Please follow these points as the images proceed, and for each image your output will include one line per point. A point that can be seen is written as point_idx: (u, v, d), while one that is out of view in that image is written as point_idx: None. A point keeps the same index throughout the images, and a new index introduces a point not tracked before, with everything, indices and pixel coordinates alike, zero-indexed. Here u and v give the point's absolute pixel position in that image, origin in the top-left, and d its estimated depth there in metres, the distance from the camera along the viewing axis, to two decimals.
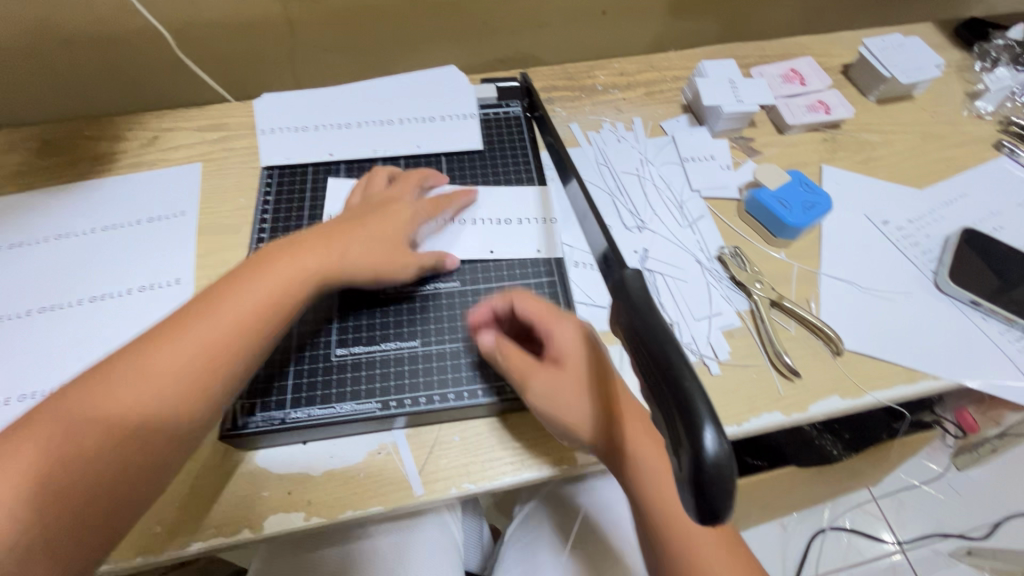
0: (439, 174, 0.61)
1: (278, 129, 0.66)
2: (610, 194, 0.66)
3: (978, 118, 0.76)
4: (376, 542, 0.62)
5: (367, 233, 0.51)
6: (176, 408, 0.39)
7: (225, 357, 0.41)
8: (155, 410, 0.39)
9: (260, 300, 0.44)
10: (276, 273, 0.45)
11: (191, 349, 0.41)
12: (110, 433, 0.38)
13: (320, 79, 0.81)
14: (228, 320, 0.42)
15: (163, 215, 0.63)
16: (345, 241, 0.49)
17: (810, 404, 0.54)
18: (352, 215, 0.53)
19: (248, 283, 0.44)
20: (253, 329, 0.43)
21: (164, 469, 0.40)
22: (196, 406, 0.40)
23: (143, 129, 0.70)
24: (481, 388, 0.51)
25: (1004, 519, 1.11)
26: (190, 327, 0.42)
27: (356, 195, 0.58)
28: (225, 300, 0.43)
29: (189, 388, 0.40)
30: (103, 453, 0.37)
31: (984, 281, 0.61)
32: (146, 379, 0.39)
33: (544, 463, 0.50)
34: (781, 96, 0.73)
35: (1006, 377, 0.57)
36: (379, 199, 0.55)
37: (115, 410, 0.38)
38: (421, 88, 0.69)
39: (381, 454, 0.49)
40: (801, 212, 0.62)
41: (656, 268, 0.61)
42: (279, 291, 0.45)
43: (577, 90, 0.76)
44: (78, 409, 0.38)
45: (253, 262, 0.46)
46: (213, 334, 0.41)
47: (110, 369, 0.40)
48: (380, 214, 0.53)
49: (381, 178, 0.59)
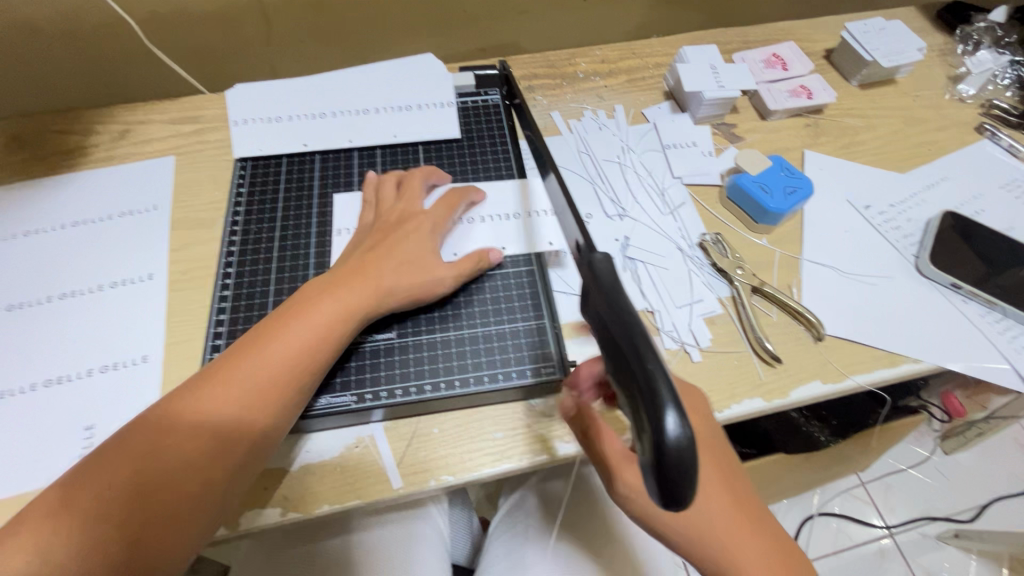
0: (441, 173, 0.60)
1: (251, 121, 0.64)
2: (591, 182, 0.66)
3: (960, 101, 0.76)
4: (360, 535, 0.62)
5: (397, 258, 0.51)
6: (236, 444, 0.41)
7: (279, 397, 0.43)
8: (212, 448, 0.41)
9: (306, 337, 0.45)
10: (323, 311, 0.46)
11: (248, 389, 0.42)
12: (170, 468, 0.39)
13: (297, 70, 0.80)
14: (276, 357, 0.44)
15: (135, 210, 0.61)
16: (376, 269, 0.50)
17: (791, 389, 0.53)
18: (378, 239, 0.53)
19: (296, 323, 0.46)
20: (303, 369, 0.44)
21: (216, 505, 0.41)
22: (254, 444, 0.42)
23: (115, 122, 0.68)
24: (457, 378, 0.50)
25: (991, 501, 1.12)
26: (245, 368, 0.43)
27: (367, 210, 0.57)
28: (273, 338, 0.45)
29: (248, 426, 0.42)
30: (163, 488, 0.39)
31: (965, 264, 0.61)
32: (203, 416, 0.41)
33: (523, 453, 0.49)
34: (762, 82, 0.72)
35: (987, 359, 0.57)
36: (398, 217, 0.55)
37: (176, 446, 0.40)
38: (398, 77, 0.68)
39: (359, 448, 0.49)
40: (782, 197, 0.61)
41: (637, 256, 0.60)
42: (326, 330, 0.46)
43: (558, 78, 0.75)
44: (147, 446, 0.40)
45: (301, 300, 0.48)
46: (267, 374, 0.43)
47: (176, 407, 0.42)
48: (406, 235, 0.53)
49: (390, 185, 0.58)
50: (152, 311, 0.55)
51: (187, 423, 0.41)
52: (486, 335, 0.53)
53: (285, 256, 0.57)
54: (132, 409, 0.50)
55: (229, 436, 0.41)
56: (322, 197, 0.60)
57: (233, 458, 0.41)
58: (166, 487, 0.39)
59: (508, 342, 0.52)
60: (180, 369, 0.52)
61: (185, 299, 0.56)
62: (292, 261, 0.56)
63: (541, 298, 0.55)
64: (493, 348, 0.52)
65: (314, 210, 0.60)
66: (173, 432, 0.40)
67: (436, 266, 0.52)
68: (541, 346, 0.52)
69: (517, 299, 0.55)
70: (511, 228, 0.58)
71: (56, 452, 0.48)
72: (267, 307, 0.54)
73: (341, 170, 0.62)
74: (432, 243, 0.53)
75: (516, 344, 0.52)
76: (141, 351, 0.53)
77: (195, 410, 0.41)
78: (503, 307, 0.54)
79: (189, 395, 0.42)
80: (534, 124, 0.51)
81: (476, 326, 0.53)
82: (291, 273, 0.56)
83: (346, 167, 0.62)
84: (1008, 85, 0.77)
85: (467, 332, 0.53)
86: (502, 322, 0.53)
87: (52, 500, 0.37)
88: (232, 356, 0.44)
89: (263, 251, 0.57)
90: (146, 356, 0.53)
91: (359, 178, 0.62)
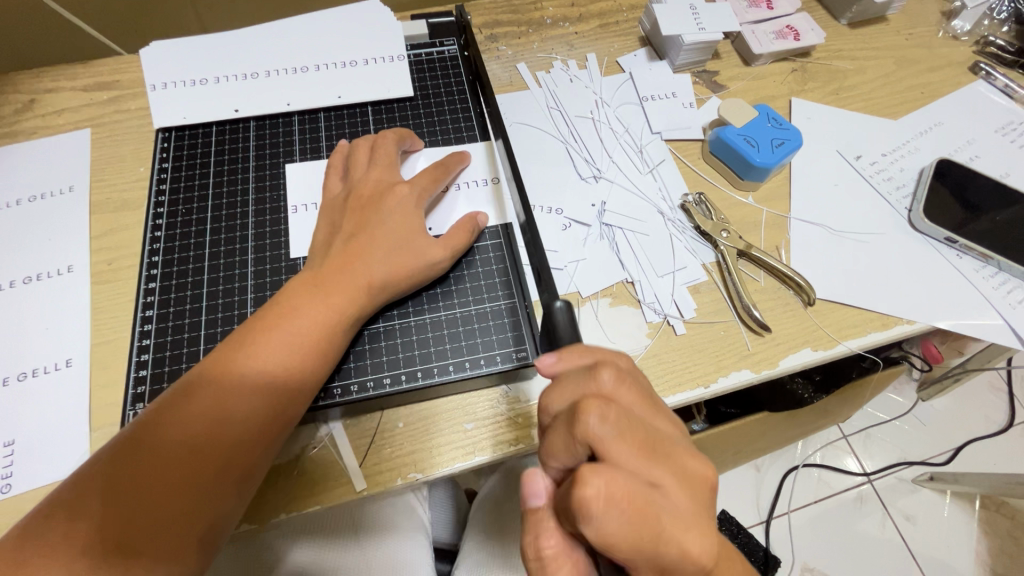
0: (416, 138, 0.54)
1: (174, 85, 0.56)
2: (562, 141, 0.60)
3: (953, 39, 0.71)
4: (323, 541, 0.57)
5: (383, 240, 0.45)
6: (247, 438, 0.38)
7: (290, 386, 0.40)
8: (215, 438, 0.37)
9: (307, 323, 0.41)
10: (326, 298, 0.42)
11: (257, 380, 0.39)
12: (170, 460, 0.36)
13: (227, 22, 0.70)
14: (277, 345, 0.40)
15: (48, 193, 0.54)
16: (362, 259, 0.44)
17: (780, 359, 0.50)
18: (356, 220, 0.46)
19: (302, 307, 0.42)
20: (309, 356, 0.41)
21: (229, 500, 0.38)
22: (268, 434, 0.39)
23: (17, 92, 0.59)
24: (420, 369, 0.46)
25: (965, 444, 1.14)
26: (250, 357, 0.40)
27: (333, 179, 0.51)
28: (273, 324, 0.41)
29: (259, 415, 0.39)
30: (163, 482, 0.36)
31: (958, 216, 0.57)
32: (206, 408, 0.38)
33: (495, 444, 0.45)
34: (746, 23, 0.66)
35: (979, 315, 0.54)
36: (372, 191, 0.48)
37: (178, 438, 0.37)
38: (341, 28, 0.59)
39: (317, 449, 0.45)
40: (769, 151, 0.56)
41: (615, 222, 0.56)
42: (327, 319, 0.42)
43: (524, 25, 0.67)
44: (149, 440, 0.37)
45: (299, 283, 0.43)
46: (270, 369, 0.40)
47: (180, 394, 0.38)
48: (387, 211, 0.46)
49: (362, 154, 0.51)
50: (74, 307, 0.49)
51: (187, 413, 0.38)
52: (450, 319, 0.48)
53: (220, 240, 0.51)
54: (57, 419, 0.45)
55: (238, 430, 0.38)
56: (259, 168, 0.54)
57: (238, 450, 0.38)
58: (171, 477, 0.36)
59: (474, 326, 0.48)
60: (109, 371, 0.46)
61: (111, 291, 0.50)
62: (228, 246, 0.51)
63: (511, 275, 0.50)
64: (459, 334, 0.48)
65: (251, 185, 0.53)
66: (176, 433, 0.37)
67: (426, 247, 0.46)
68: (512, 328, 0.48)
69: (484, 277, 0.50)
70: (474, 198, 0.52)
71: None
72: (202, 299, 0.48)
73: (279, 138, 0.56)
74: (417, 217, 0.47)
75: (484, 328, 0.48)
76: (63, 355, 0.47)
77: (198, 408, 0.38)
78: (468, 287, 0.49)
79: (191, 391, 0.39)
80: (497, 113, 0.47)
81: (440, 310, 0.48)
82: (229, 260, 0.50)
83: (284, 136, 0.56)
84: (1005, 19, 0.72)
85: (430, 318, 0.48)
86: (467, 304, 0.49)
87: (58, 500, 0.35)
88: (231, 348, 0.40)
89: (195, 234, 0.51)
90: (69, 359, 0.47)
91: (302, 147, 0.55)
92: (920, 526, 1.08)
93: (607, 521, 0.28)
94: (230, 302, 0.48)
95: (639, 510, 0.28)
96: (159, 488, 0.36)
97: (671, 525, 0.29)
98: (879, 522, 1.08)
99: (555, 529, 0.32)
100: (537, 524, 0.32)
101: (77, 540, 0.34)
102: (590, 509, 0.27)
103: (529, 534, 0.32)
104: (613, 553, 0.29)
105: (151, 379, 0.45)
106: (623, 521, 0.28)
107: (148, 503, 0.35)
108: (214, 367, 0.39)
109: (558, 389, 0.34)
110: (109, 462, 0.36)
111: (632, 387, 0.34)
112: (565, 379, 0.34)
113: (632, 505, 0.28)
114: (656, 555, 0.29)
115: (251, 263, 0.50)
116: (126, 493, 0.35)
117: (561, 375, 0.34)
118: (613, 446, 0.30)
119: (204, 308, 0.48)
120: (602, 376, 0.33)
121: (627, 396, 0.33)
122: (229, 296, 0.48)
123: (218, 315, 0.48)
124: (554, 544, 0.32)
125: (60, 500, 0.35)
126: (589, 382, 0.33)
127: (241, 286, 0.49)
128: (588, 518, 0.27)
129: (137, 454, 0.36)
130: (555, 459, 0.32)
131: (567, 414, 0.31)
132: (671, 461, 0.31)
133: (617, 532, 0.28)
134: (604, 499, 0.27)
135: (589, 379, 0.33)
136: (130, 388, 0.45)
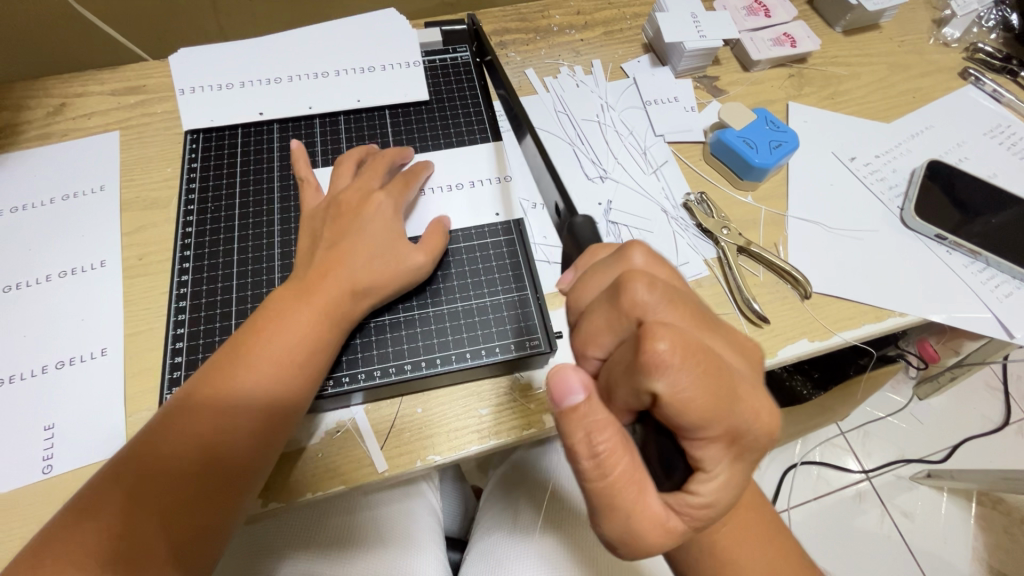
0: (405, 149, 0.56)
1: (200, 89, 0.59)
2: (570, 142, 0.63)
3: (944, 46, 0.74)
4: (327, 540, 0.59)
5: (363, 247, 0.47)
6: (243, 451, 0.40)
7: (284, 398, 0.42)
8: (212, 451, 0.39)
9: (298, 339, 0.43)
10: (315, 309, 0.44)
11: (251, 396, 0.41)
12: (172, 473, 0.38)
13: (247, 30, 0.72)
14: (271, 361, 0.42)
15: (81, 191, 0.57)
16: (344, 265, 0.46)
17: (778, 349, 0.53)
18: (336, 228, 0.48)
19: (292, 324, 0.44)
20: (300, 369, 0.43)
21: (230, 509, 0.40)
22: (264, 444, 0.41)
23: (48, 96, 0.62)
24: (438, 356, 0.49)
25: (962, 442, 1.16)
26: (242, 374, 0.42)
27: (311, 192, 0.53)
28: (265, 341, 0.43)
29: (254, 428, 0.41)
30: (167, 494, 0.38)
31: (948, 216, 0.60)
32: (202, 423, 0.40)
33: (510, 429, 0.48)
34: (744, 30, 0.69)
35: (970, 309, 0.57)
36: (352, 198, 0.50)
37: (177, 451, 0.39)
38: (359, 36, 0.62)
39: (340, 433, 0.47)
40: (767, 152, 0.59)
41: (621, 220, 0.58)
42: (317, 334, 0.44)
43: (532, 32, 0.70)
44: (150, 454, 0.38)
45: (281, 300, 0.45)
46: (263, 383, 0.42)
47: (177, 410, 0.40)
48: (366, 219, 0.48)
49: (345, 168, 0.53)
50: (107, 299, 0.52)
51: (184, 428, 0.40)
52: (467, 309, 0.51)
53: (247, 235, 0.54)
54: (93, 405, 0.47)
55: (234, 442, 0.40)
56: (283, 169, 0.57)
57: (236, 461, 0.40)
58: (172, 490, 0.38)
59: (489, 316, 0.51)
60: (142, 360, 0.49)
61: (142, 284, 0.52)
62: (256, 241, 0.53)
63: (522, 269, 0.53)
64: (475, 323, 0.50)
65: (276, 183, 0.56)
66: (171, 451, 0.39)
67: (407, 252, 0.48)
68: (525, 318, 0.51)
69: (498, 271, 0.52)
70: (487, 195, 0.56)
71: (15, 453, 0.45)
72: (233, 290, 0.51)
73: (302, 140, 0.58)
74: (395, 224, 0.49)
75: (498, 318, 0.51)
76: (97, 344, 0.50)
77: (195, 424, 0.40)
78: (483, 280, 0.52)
79: (185, 410, 0.40)
80: (506, 82, 0.49)
81: (456, 300, 0.51)
82: (256, 253, 0.53)
83: (307, 137, 0.59)
84: (992, 27, 0.75)
85: (447, 308, 0.50)
86: (482, 296, 0.51)
87: (68, 515, 0.37)
88: (223, 367, 0.42)
89: (223, 231, 0.54)
90: (103, 348, 0.49)
91: (323, 148, 0.58)
92: (918, 522, 1.10)
93: (681, 373, 0.27)
94: (259, 293, 0.51)
95: (711, 371, 0.28)
96: (161, 500, 0.38)
97: (746, 391, 0.30)
98: (877, 519, 1.10)
99: (605, 424, 0.30)
100: (591, 421, 0.30)
101: (82, 559, 0.35)
102: (665, 364, 0.27)
103: (581, 433, 0.30)
104: (687, 416, 0.28)
105: (187, 364, 0.48)
106: (696, 377, 0.27)
107: (154, 516, 0.37)
108: (205, 386, 0.41)
109: (589, 281, 0.36)
110: (114, 476, 0.38)
111: (661, 264, 0.36)
112: (596, 272, 0.35)
113: (705, 364, 0.28)
114: (731, 417, 0.29)
115: (278, 258, 0.52)
116: (132, 505, 0.37)
117: (592, 269, 0.36)
118: (664, 310, 0.30)
119: (234, 299, 0.51)
120: (633, 253, 0.35)
121: (660, 272, 0.36)
122: (258, 288, 0.51)
123: (249, 304, 0.50)
124: (607, 440, 0.30)
125: (64, 517, 0.36)
126: (622, 264, 0.35)
127: (269, 279, 0.51)
128: (663, 368, 0.27)
129: (140, 469, 0.38)
130: (596, 344, 0.33)
131: (609, 297, 0.32)
132: (724, 335, 0.32)
133: (691, 390, 0.27)
134: (677, 355, 0.27)
135: (621, 262, 0.35)
136: (167, 373, 0.47)
